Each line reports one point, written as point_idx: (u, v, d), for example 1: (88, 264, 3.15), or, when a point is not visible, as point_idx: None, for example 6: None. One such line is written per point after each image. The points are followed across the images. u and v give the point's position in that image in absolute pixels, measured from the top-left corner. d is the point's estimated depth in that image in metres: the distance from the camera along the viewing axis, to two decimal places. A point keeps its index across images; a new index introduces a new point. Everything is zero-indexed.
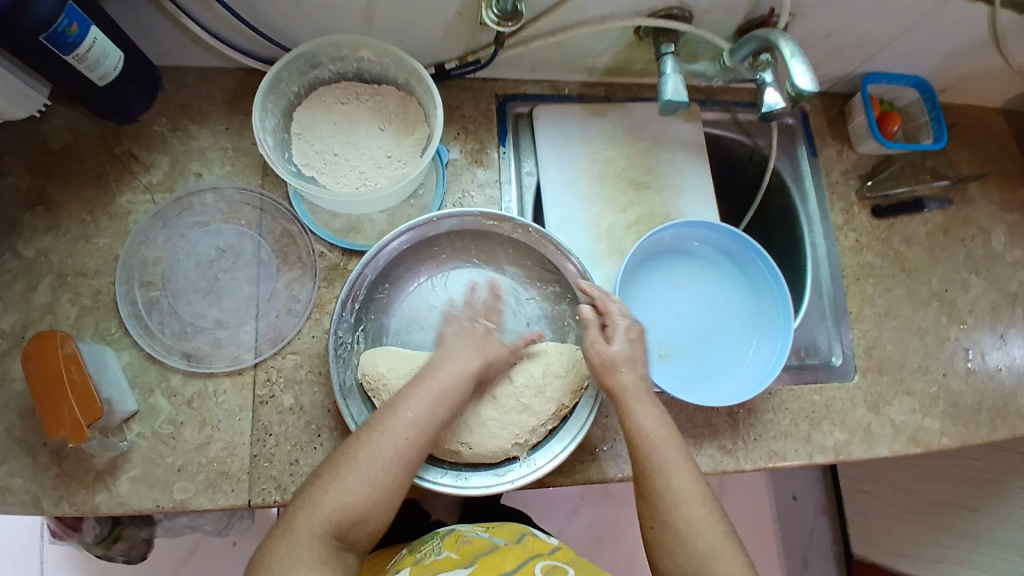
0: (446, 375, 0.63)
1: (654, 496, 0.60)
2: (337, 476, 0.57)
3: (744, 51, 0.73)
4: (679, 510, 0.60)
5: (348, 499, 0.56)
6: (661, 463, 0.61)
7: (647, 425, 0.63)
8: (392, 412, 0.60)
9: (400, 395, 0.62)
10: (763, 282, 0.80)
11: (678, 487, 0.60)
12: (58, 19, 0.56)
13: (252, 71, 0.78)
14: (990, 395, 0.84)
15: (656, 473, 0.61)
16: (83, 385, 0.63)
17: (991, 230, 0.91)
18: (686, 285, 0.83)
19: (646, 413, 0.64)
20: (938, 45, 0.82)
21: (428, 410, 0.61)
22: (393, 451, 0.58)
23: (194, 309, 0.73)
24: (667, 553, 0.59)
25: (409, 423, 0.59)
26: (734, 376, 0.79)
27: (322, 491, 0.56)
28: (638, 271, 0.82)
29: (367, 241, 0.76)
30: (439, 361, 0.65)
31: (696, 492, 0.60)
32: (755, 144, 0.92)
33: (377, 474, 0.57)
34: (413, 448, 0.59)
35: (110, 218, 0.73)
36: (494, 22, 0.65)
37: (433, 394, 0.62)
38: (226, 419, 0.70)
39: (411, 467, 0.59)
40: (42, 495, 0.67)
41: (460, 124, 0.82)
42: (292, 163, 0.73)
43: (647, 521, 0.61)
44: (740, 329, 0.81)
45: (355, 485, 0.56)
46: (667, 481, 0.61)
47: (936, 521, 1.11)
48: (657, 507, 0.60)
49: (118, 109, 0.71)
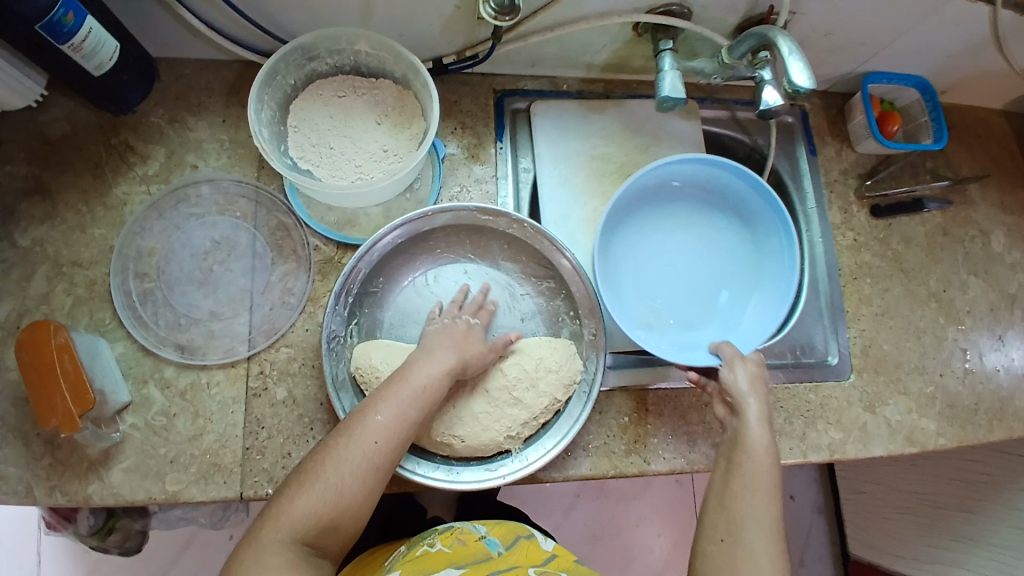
0: (418, 381, 0.62)
1: (739, 506, 0.59)
2: (305, 484, 0.55)
3: (743, 48, 0.72)
4: (752, 529, 0.58)
5: (315, 507, 0.54)
6: (756, 480, 0.60)
7: (761, 448, 0.63)
8: (364, 418, 0.59)
9: (371, 400, 0.60)
10: (767, 224, 0.79)
11: (757, 509, 0.59)
12: (53, 8, 0.56)
13: (250, 63, 0.78)
14: (988, 397, 0.84)
15: (743, 490, 0.60)
16: (76, 373, 0.63)
17: (991, 231, 0.91)
18: (683, 231, 0.83)
19: (752, 434, 0.64)
20: (939, 45, 0.81)
21: (401, 415, 0.60)
22: (365, 459, 0.56)
23: (188, 301, 0.73)
24: (727, 567, 0.56)
25: (378, 427, 0.58)
26: (736, 321, 0.79)
27: (288, 498, 0.55)
28: (637, 215, 0.81)
29: (362, 234, 0.76)
30: (413, 366, 0.63)
31: (772, 521, 0.58)
32: (753, 143, 0.92)
33: (346, 479, 0.55)
34: (383, 452, 0.58)
35: (106, 209, 0.73)
36: (490, 17, 0.65)
37: (406, 396, 0.61)
38: (219, 411, 0.70)
39: (382, 471, 0.57)
40: (35, 484, 0.67)
41: (458, 118, 0.82)
42: (288, 156, 0.73)
43: (717, 532, 0.58)
44: (743, 273, 0.81)
45: (325, 492, 0.54)
46: (751, 497, 0.59)
47: (934, 523, 1.11)
48: (737, 521, 0.58)
49: (114, 99, 0.71)
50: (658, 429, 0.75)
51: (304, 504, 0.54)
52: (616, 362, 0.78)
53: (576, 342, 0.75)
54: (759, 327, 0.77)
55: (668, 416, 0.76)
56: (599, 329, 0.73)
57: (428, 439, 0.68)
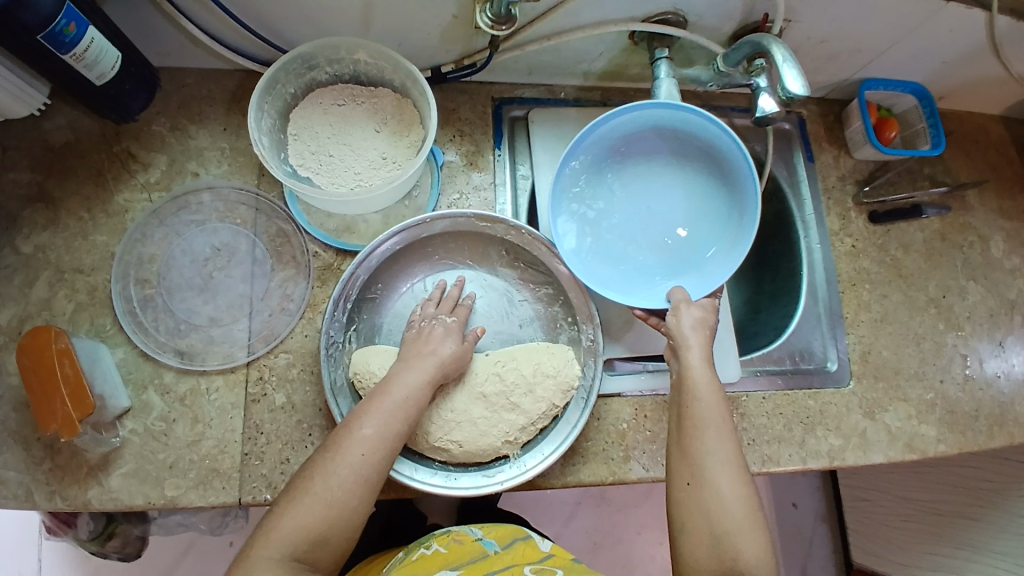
0: (400, 393, 0.62)
1: (695, 448, 0.60)
2: (295, 500, 0.56)
3: (738, 56, 0.72)
4: (713, 466, 0.59)
5: (304, 523, 0.54)
6: (707, 417, 0.61)
7: (705, 383, 0.63)
8: (350, 431, 0.59)
9: (356, 413, 0.60)
10: (734, 167, 0.73)
11: (713, 445, 0.60)
12: (56, 18, 0.57)
13: (251, 72, 0.79)
14: (988, 403, 0.84)
15: (701, 435, 0.61)
16: (76, 378, 0.63)
17: (990, 237, 0.91)
18: (646, 176, 0.77)
19: (700, 375, 0.64)
20: (935, 52, 0.82)
21: (385, 427, 0.59)
22: (352, 473, 0.57)
23: (188, 307, 0.74)
24: (699, 509, 0.58)
25: (364, 440, 0.58)
26: (702, 266, 0.75)
27: (280, 514, 0.55)
28: (597, 156, 0.75)
29: (361, 241, 0.77)
30: (394, 376, 0.63)
31: (731, 455, 0.60)
32: (751, 150, 0.92)
33: (334, 493, 0.56)
34: (370, 464, 0.57)
35: (108, 216, 0.74)
36: (488, 25, 0.65)
37: (390, 408, 0.60)
38: (218, 416, 0.70)
39: (371, 483, 0.57)
40: (35, 489, 0.67)
41: (457, 126, 0.82)
42: (288, 163, 0.73)
43: (683, 477, 0.60)
44: (709, 216, 0.76)
45: (311, 508, 0.55)
46: (710, 438, 0.60)
47: (937, 531, 1.10)
48: (698, 464, 0.59)
49: (117, 108, 0.72)
50: (657, 434, 0.75)
51: (293, 520, 0.54)
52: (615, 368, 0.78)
53: (574, 348, 0.76)
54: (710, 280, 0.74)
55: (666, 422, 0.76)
56: (596, 336, 0.74)
57: (426, 446, 0.68)
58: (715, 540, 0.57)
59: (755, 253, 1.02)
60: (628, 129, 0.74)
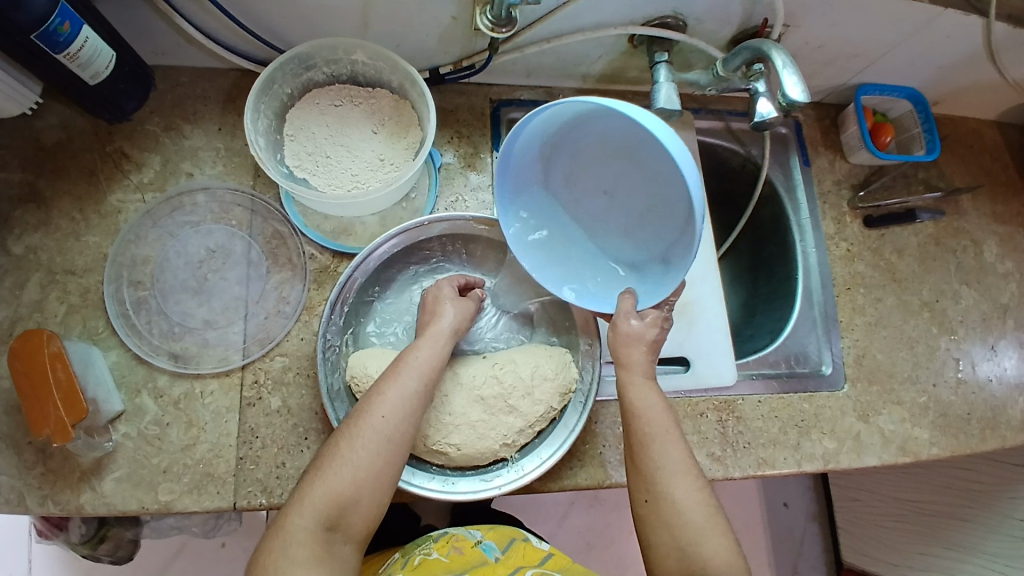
0: (416, 358, 0.62)
1: (644, 464, 0.60)
2: (323, 467, 0.56)
3: (738, 60, 0.72)
4: (666, 478, 0.59)
5: (335, 488, 0.54)
6: (652, 432, 0.61)
7: (643, 397, 0.62)
8: (371, 398, 0.59)
9: (378, 380, 0.61)
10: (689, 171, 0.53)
11: (664, 458, 0.60)
12: (50, 17, 0.56)
13: (247, 72, 0.78)
14: (980, 406, 0.84)
15: (651, 450, 0.60)
16: (69, 383, 0.62)
17: (983, 242, 0.92)
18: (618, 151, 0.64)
19: (645, 389, 0.63)
20: (931, 58, 0.82)
21: (406, 389, 0.60)
22: (377, 435, 0.57)
23: (182, 309, 0.73)
24: (661, 523, 0.58)
25: (385, 402, 0.59)
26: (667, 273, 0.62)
27: (308, 483, 0.56)
28: (563, 128, 0.64)
29: (358, 243, 0.76)
30: (412, 348, 0.64)
31: (684, 464, 0.60)
32: (748, 153, 0.92)
33: (360, 455, 0.56)
34: (393, 424, 0.58)
35: (100, 217, 0.73)
36: (488, 28, 0.65)
37: (414, 373, 0.61)
38: (212, 420, 0.69)
39: (395, 443, 0.58)
40: (26, 494, 0.66)
41: (454, 128, 0.82)
42: (284, 164, 0.73)
43: (641, 493, 0.60)
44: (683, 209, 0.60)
45: (339, 472, 0.55)
46: (660, 454, 0.60)
47: (928, 531, 1.11)
48: (651, 479, 0.59)
49: (111, 107, 0.71)
50: None
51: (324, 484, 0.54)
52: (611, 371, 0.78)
53: (572, 351, 0.76)
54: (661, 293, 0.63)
55: None
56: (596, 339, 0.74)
57: (423, 449, 0.68)
58: (682, 553, 0.57)
59: (751, 256, 1.03)
60: (587, 107, 0.60)
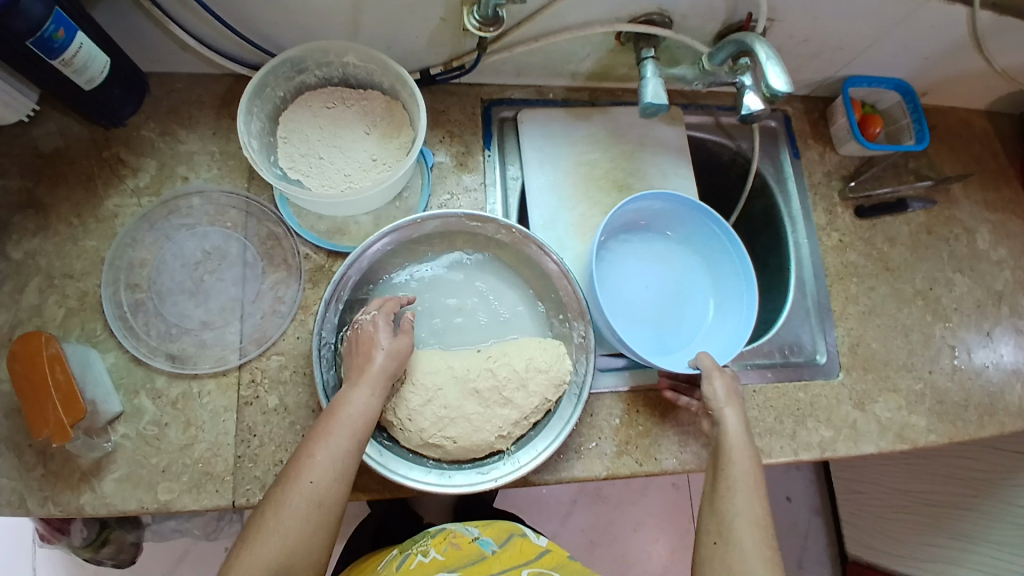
0: (347, 412, 0.60)
1: (724, 506, 0.63)
2: (251, 540, 0.54)
3: (723, 55, 0.74)
4: (738, 525, 0.61)
5: (263, 560, 0.53)
6: (739, 477, 0.64)
7: (739, 445, 0.67)
8: (300, 459, 0.57)
9: (304, 440, 0.59)
10: (727, 264, 0.83)
11: (741, 505, 0.63)
12: (45, 24, 0.57)
13: (240, 76, 0.80)
14: (977, 393, 0.85)
15: (734, 498, 0.63)
16: (68, 385, 0.63)
17: (976, 229, 0.92)
18: (649, 259, 0.87)
19: (736, 441, 0.67)
20: (917, 48, 0.83)
21: (337, 448, 0.58)
22: (305, 501, 0.55)
23: (179, 310, 0.74)
24: (721, 567, 0.59)
25: (315, 464, 0.56)
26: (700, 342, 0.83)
27: (237, 556, 0.53)
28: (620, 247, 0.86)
29: (352, 242, 0.77)
30: (342, 398, 0.61)
31: (759, 516, 0.62)
32: (737, 147, 0.93)
33: (290, 524, 0.54)
34: (325, 488, 0.56)
35: (98, 221, 0.74)
36: (475, 27, 0.66)
37: (343, 430, 0.59)
38: (210, 420, 0.70)
39: (326, 508, 0.56)
40: (27, 495, 0.67)
41: (446, 128, 0.83)
42: (277, 166, 0.74)
43: (711, 536, 0.62)
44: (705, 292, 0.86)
45: (264, 545, 0.53)
46: (741, 503, 0.63)
47: (931, 522, 1.11)
48: (726, 521, 0.62)
49: (106, 113, 0.73)
50: (649, 430, 0.76)
51: (252, 559, 0.52)
52: (605, 365, 0.79)
53: (566, 344, 0.76)
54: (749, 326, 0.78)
55: (659, 418, 0.77)
56: (588, 332, 0.74)
57: (419, 442, 0.68)
58: None
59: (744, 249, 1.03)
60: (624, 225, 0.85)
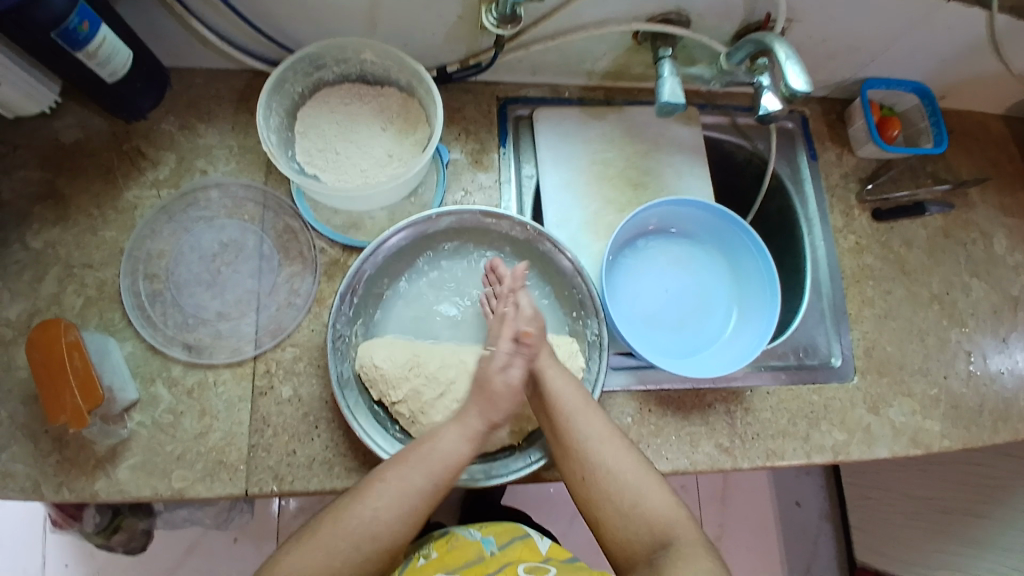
0: (435, 448, 0.62)
1: (572, 443, 0.64)
2: (303, 540, 0.59)
3: (741, 55, 0.74)
4: (596, 452, 0.64)
5: (310, 564, 0.57)
6: (572, 408, 0.65)
7: (558, 382, 0.67)
8: (370, 484, 0.60)
9: (384, 466, 0.62)
10: (755, 269, 0.83)
11: (587, 428, 0.65)
12: (69, 15, 0.58)
13: (259, 71, 0.81)
14: (993, 399, 0.84)
15: (575, 411, 0.65)
16: (85, 371, 0.64)
17: (993, 233, 0.91)
18: (670, 264, 0.87)
19: (555, 373, 0.67)
20: (935, 49, 0.83)
21: (410, 484, 0.60)
22: (361, 526, 0.59)
23: (196, 301, 0.75)
24: (601, 496, 0.63)
25: (383, 495, 0.59)
26: (718, 350, 0.82)
27: (286, 551, 0.59)
28: (641, 250, 0.86)
29: (367, 236, 0.78)
30: (440, 430, 0.64)
31: (606, 429, 0.65)
32: (753, 147, 0.93)
33: (341, 542, 0.58)
34: (383, 520, 0.59)
35: (117, 212, 0.75)
36: (494, 26, 0.67)
37: (424, 468, 0.61)
38: (225, 410, 0.70)
39: (382, 539, 0.59)
40: (43, 482, 0.67)
41: (461, 125, 0.83)
42: (295, 161, 0.74)
43: (576, 473, 0.64)
44: (727, 298, 0.85)
45: (318, 552, 0.58)
46: (582, 430, 0.64)
47: (944, 530, 1.09)
48: (582, 455, 0.64)
49: (128, 104, 0.74)
50: (661, 429, 0.76)
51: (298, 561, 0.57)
52: (618, 363, 0.78)
53: (579, 341, 0.76)
54: (770, 331, 0.77)
55: (671, 417, 0.76)
56: (602, 331, 0.74)
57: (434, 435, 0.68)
58: (626, 518, 0.62)
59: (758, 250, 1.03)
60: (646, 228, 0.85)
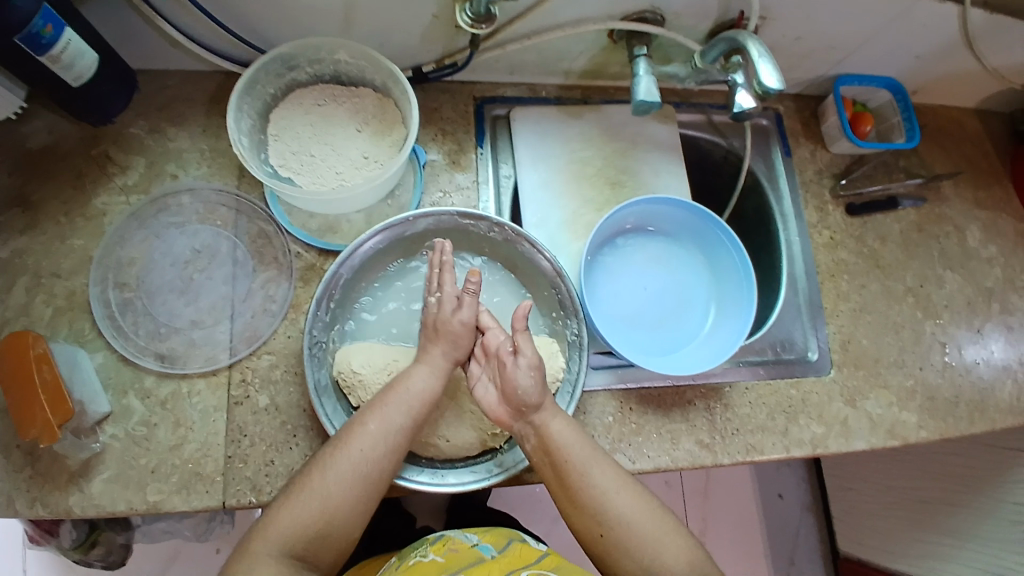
0: (407, 387, 0.64)
1: (584, 500, 0.62)
2: (294, 495, 0.58)
3: (716, 52, 0.74)
4: (612, 502, 0.61)
5: (305, 518, 0.57)
6: (579, 460, 0.63)
7: (564, 433, 0.64)
8: (353, 427, 0.61)
9: (363, 409, 0.63)
10: (730, 266, 0.83)
11: (600, 480, 0.62)
12: (32, 19, 0.57)
13: (231, 73, 0.79)
14: (967, 390, 0.85)
15: (584, 460, 0.63)
16: (55, 384, 0.63)
17: (966, 227, 0.93)
18: (648, 263, 0.87)
19: (558, 421, 0.64)
20: (907, 47, 0.83)
21: (390, 421, 0.62)
22: (351, 467, 0.59)
23: (169, 309, 0.73)
24: (622, 550, 0.61)
25: (367, 435, 0.60)
26: (695, 349, 0.82)
27: (279, 509, 0.58)
28: (619, 249, 0.86)
29: (343, 240, 0.77)
30: (406, 372, 0.65)
31: (616, 478, 0.63)
32: (729, 145, 0.93)
33: (334, 488, 0.58)
34: (372, 456, 0.60)
35: (86, 220, 0.73)
36: (467, 25, 0.66)
37: (400, 403, 0.63)
38: (200, 419, 0.69)
39: (373, 479, 0.60)
40: (14, 497, 0.66)
41: (438, 126, 0.82)
42: (268, 164, 0.73)
43: (594, 530, 0.62)
44: (705, 296, 0.86)
45: (313, 502, 0.57)
46: (593, 483, 0.62)
47: (923, 519, 1.11)
48: (599, 509, 0.61)
49: (95, 109, 0.72)
50: (642, 427, 0.76)
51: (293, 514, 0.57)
52: (598, 362, 0.78)
53: (559, 341, 0.75)
54: (745, 326, 0.78)
55: (652, 415, 0.77)
56: (582, 331, 0.74)
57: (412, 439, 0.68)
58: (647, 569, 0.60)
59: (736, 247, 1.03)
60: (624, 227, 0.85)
